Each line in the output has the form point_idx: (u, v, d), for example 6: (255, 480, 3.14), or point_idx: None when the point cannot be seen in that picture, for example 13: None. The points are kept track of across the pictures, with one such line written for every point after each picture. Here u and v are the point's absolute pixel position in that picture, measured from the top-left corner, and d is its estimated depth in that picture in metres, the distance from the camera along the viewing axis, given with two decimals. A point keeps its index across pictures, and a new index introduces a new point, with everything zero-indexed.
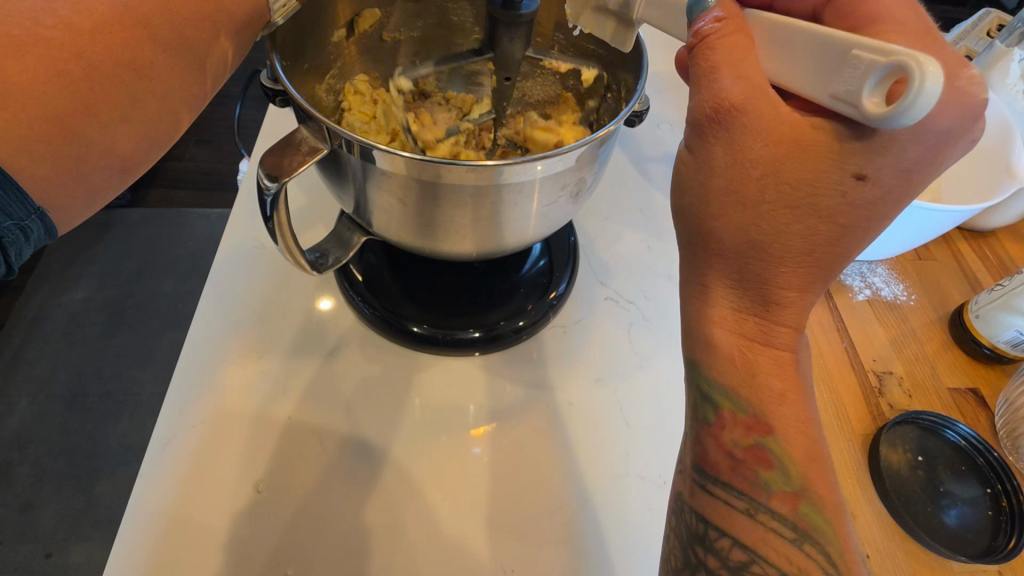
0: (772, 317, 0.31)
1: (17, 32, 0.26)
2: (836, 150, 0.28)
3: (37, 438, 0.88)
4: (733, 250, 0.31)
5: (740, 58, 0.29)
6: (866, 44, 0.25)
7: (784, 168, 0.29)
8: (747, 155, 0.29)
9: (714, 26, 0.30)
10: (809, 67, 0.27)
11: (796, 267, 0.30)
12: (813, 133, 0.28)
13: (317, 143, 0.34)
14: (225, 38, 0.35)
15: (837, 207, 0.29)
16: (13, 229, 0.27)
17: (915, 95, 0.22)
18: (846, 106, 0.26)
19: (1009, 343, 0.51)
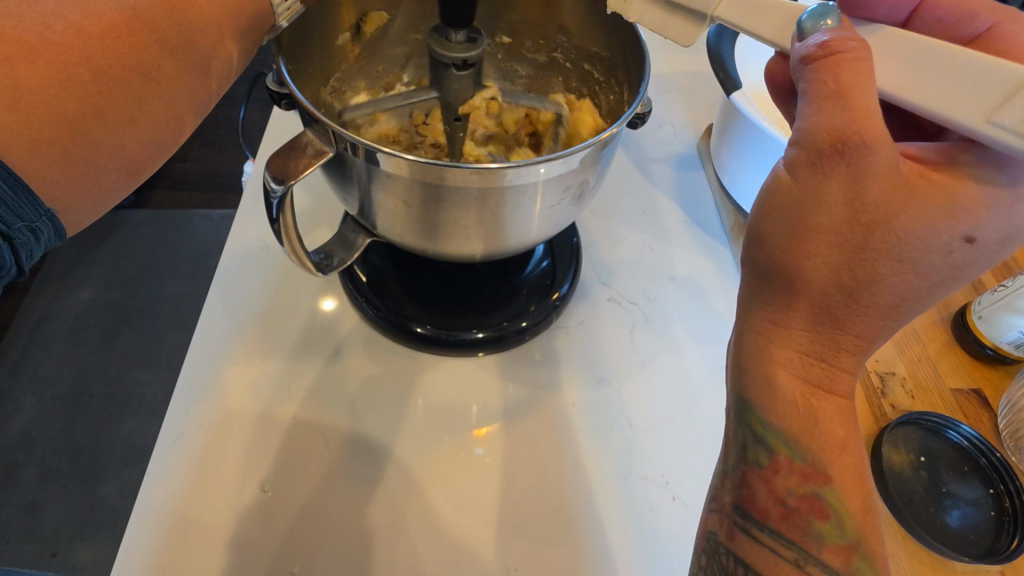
0: (842, 365, 0.31)
1: (26, 36, 0.27)
2: (951, 208, 0.28)
3: (42, 438, 0.89)
4: (819, 294, 0.30)
5: (865, 86, 0.27)
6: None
7: (897, 217, 0.28)
8: (862, 197, 0.28)
9: (845, 44, 0.27)
10: (968, 93, 0.27)
11: (875, 318, 0.30)
12: (929, 185, 0.28)
13: (322, 146, 0.35)
14: (231, 41, 0.35)
15: (933, 264, 0.29)
16: (24, 230, 0.27)
17: None
18: (1003, 135, 0.26)
19: (1011, 343, 0.51)
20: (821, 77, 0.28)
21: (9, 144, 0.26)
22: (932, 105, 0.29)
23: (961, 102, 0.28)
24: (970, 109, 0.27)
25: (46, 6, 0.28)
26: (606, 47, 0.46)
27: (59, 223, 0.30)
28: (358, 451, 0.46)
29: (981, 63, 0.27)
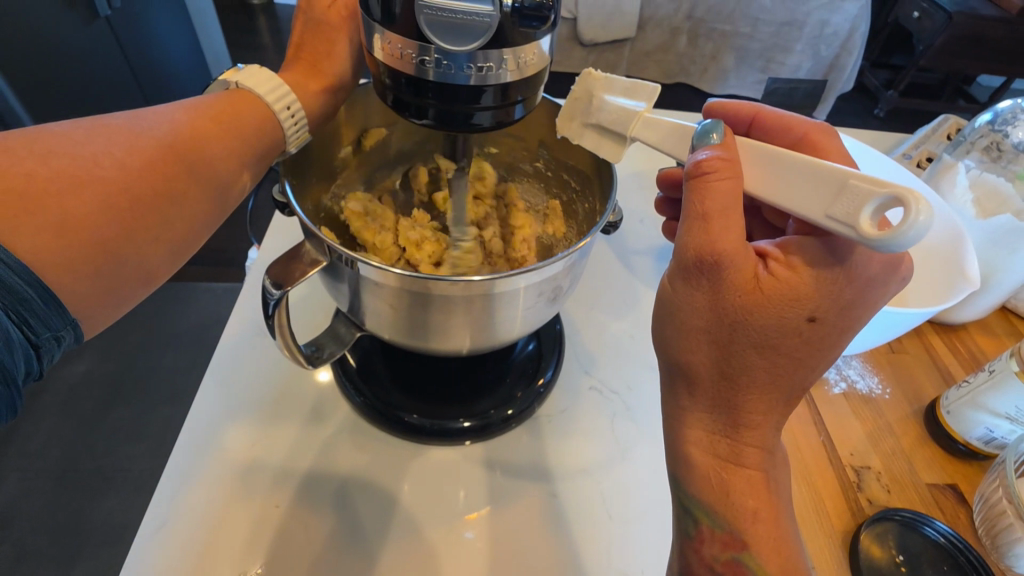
0: (741, 438, 0.35)
1: (78, 171, 0.31)
2: (793, 299, 0.33)
3: (21, 516, 0.88)
4: (710, 383, 0.35)
5: (729, 205, 0.33)
6: (866, 178, 0.29)
7: (751, 315, 0.33)
8: (722, 302, 0.33)
9: (714, 166, 0.33)
10: (811, 192, 0.31)
11: (761, 396, 0.35)
12: (772, 284, 0.33)
13: (317, 255, 0.38)
14: (252, 167, 0.40)
15: (793, 345, 0.34)
16: (49, 338, 0.30)
17: (912, 225, 0.26)
18: (840, 226, 0.29)
19: (981, 440, 0.52)
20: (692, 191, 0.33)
21: (47, 265, 0.29)
22: (787, 201, 0.32)
23: (799, 197, 0.32)
24: (814, 203, 0.31)
25: (98, 146, 0.33)
26: (582, 162, 0.51)
27: (79, 329, 0.33)
28: (341, 541, 0.46)
29: (806, 166, 0.32)
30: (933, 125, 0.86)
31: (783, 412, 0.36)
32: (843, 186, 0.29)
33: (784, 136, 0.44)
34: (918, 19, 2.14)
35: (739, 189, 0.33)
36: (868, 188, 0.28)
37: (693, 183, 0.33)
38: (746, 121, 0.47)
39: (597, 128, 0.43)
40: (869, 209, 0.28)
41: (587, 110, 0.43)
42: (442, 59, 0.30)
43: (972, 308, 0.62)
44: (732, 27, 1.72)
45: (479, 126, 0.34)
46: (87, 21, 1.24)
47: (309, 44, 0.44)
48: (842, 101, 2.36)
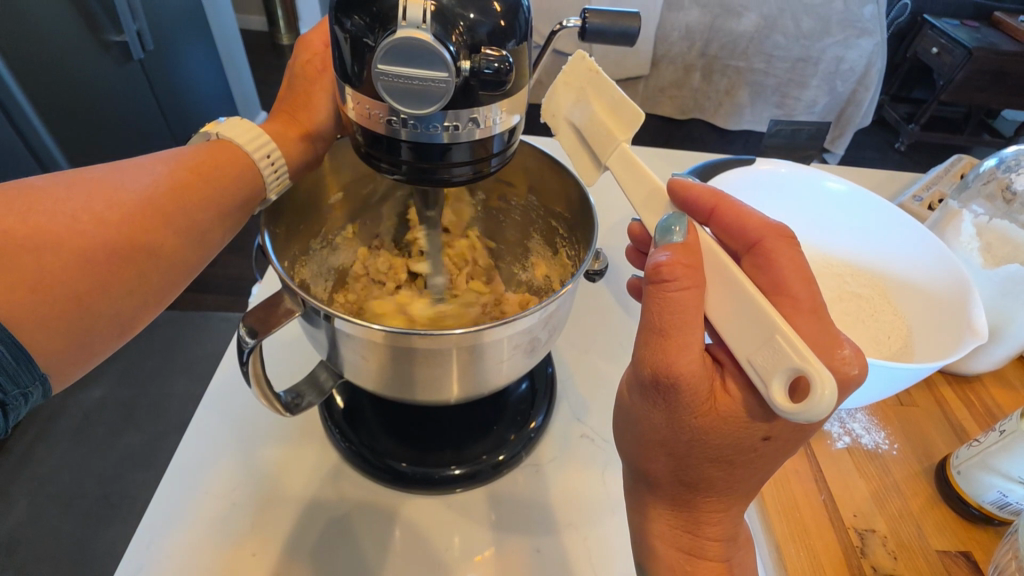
0: (701, 533, 0.37)
1: (56, 229, 0.32)
2: (750, 424, 0.33)
3: (25, 542, 0.94)
4: (672, 483, 0.37)
5: (687, 322, 0.32)
6: (789, 339, 0.29)
7: (706, 437, 0.34)
8: (683, 423, 0.34)
9: (672, 277, 0.32)
10: (745, 328, 0.31)
11: (717, 497, 0.37)
12: (727, 405, 0.33)
13: (294, 306, 0.38)
14: (232, 217, 0.40)
15: (747, 458, 0.34)
16: (18, 396, 0.31)
17: (814, 406, 0.27)
18: (758, 376, 0.30)
19: (995, 504, 0.49)
20: (652, 304, 0.33)
21: (20, 321, 0.30)
22: (725, 329, 0.32)
23: (737, 333, 0.32)
24: (745, 341, 0.31)
25: (78, 201, 0.34)
26: (571, 208, 0.50)
27: (50, 384, 0.33)
28: None
29: (749, 298, 0.31)
30: (947, 166, 0.84)
31: (738, 509, 0.38)
32: (768, 339, 0.30)
33: (738, 237, 0.36)
34: (937, 54, 2.13)
35: (698, 302, 0.32)
36: (786, 354, 0.29)
37: (652, 290, 0.33)
38: (701, 215, 0.37)
39: (575, 133, 0.44)
40: (783, 377, 0.29)
41: (575, 109, 0.43)
42: (410, 120, 0.30)
43: (984, 360, 0.59)
44: (746, 63, 1.73)
45: (456, 180, 0.34)
46: (120, 62, 1.31)
47: (289, 99, 0.46)
48: (860, 135, 2.34)
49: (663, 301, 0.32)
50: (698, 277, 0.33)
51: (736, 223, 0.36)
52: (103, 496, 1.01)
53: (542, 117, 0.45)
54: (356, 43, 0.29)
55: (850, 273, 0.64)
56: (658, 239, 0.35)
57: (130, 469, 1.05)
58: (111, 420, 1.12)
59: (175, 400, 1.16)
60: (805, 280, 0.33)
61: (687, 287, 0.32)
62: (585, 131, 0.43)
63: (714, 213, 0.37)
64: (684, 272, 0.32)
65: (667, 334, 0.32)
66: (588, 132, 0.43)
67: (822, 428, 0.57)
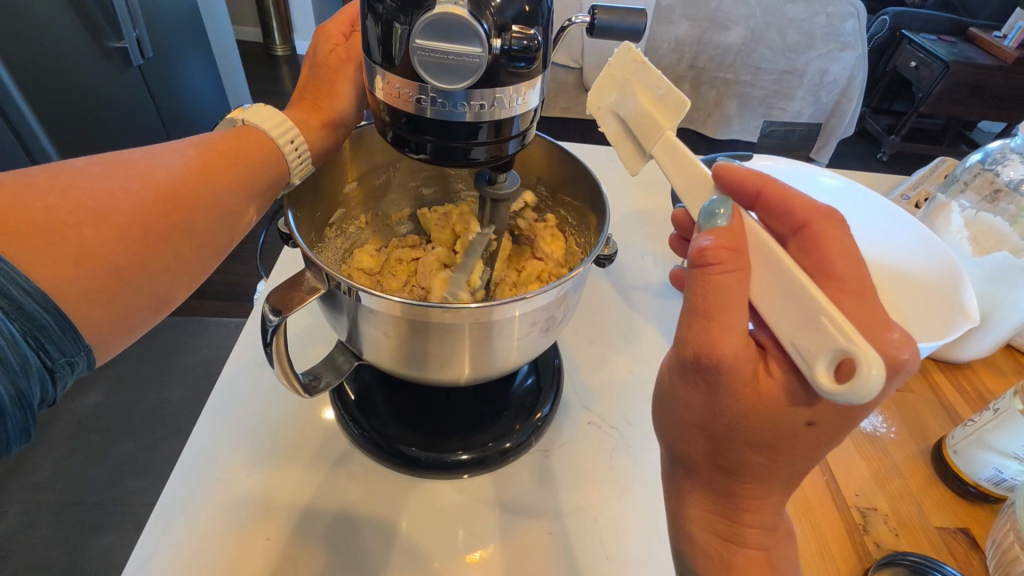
0: (740, 520, 0.37)
1: (96, 205, 0.33)
2: (792, 407, 0.32)
3: (18, 551, 0.93)
4: (711, 468, 0.37)
5: (730, 305, 0.31)
6: (836, 321, 0.29)
7: (747, 419, 0.33)
8: (721, 405, 0.33)
9: (715, 260, 0.32)
10: (790, 312, 0.31)
11: (759, 484, 0.36)
12: (770, 387, 0.32)
13: (317, 283, 0.39)
14: (257, 202, 0.42)
15: (789, 444, 0.33)
16: (64, 363, 0.31)
17: (859, 386, 0.27)
18: (803, 359, 0.30)
19: (991, 481, 0.50)
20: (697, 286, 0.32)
21: (68, 293, 0.31)
22: (769, 312, 0.32)
23: (781, 316, 0.31)
24: (788, 323, 0.31)
25: (114, 180, 0.35)
26: (580, 198, 0.53)
27: (92, 355, 0.34)
28: None
29: (795, 280, 0.31)
30: (931, 167, 0.87)
31: (780, 499, 0.37)
32: (813, 321, 0.29)
33: (785, 220, 0.36)
34: (916, 67, 2.20)
35: (742, 286, 0.32)
36: (832, 336, 0.28)
37: (695, 273, 0.32)
38: (748, 199, 0.37)
39: (622, 126, 0.43)
40: (828, 359, 0.29)
41: (621, 100, 0.42)
42: (438, 98, 0.32)
43: (974, 347, 0.61)
44: (734, 75, 1.77)
45: (476, 161, 0.36)
46: (120, 69, 1.31)
47: (311, 89, 0.47)
48: (844, 145, 2.40)
49: (708, 284, 0.32)
50: (742, 259, 0.32)
51: (783, 206, 0.36)
52: (97, 503, 1.00)
53: (587, 108, 0.43)
54: (387, 26, 0.31)
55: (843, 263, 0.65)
56: (701, 223, 0.34)
57: (125, 476, 1.04)
58: (106, 426, 1.10)
59: (171, 405, 1.15)
60: (853, 263, 0.33)
61: (732, 270, 0.32)
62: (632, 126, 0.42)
63: (759, 197, 0.37)
64: (728, 254, 0.32)
65: (714, 318, 0.32)
66: (633, 124, 0.42)
67: None
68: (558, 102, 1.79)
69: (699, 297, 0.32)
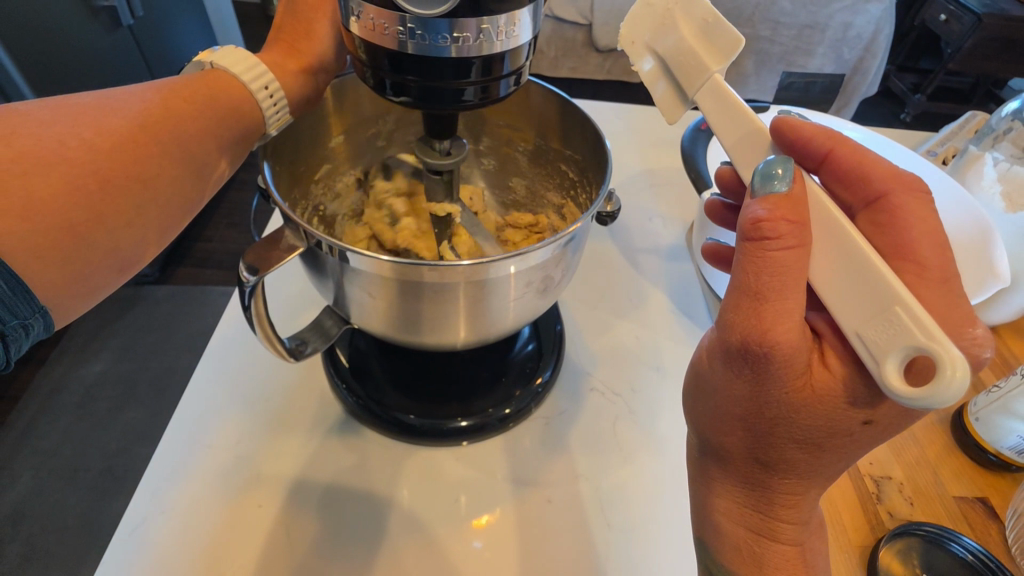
0: (775, 515, 0.34)
1: (44, 153, 0.31)
2: (849, 403, 0.29)
3: (32, 515, 0.95)
4: (744, 462, 0.34)
5: (789, 288, 0.29)
6: (914, 313, 0.26)
7: (796, 415, 0.30)
8: (768, 396, 0.31)
9: (775, 236, 0.29)
10: (857, 299, 0.28)
11: (798, 480, 0.33)
12: (825, 380, 0.29)
13: (295, 241, 0.37)
14: (225, 152, 0.39)
15: (840, 443, 0.31)
16: (16, 327, 0.30)
17: (936, 391, 0.24)
18: (867, 353, 0.27)
19: (1014, 450, 0.48)
20: (752, 266, 0.29)
21: (15, 249, 0.29)
22: (831, 297, 0.29)
23: (848, 305, 0.29)
24: (852, 312, 0.28)
25: (64, 127, 0.33)
26: (579, 148, 0.50)
27: (51, 318, 0.32)
28: (328, 545, 0.44)
29: (866, 263, 0.28)
30: (962, 121, 0.81)
31: (818, 493, 0.34)
32: (886, 311, 0.27)
33: (854, 190, 0.33)
34: (946, 21, 2.08)
35: (804, 267, 0.29)
36: (906, 329, 0.26)
37: (750, 249, 0.30)
38: (813, 161, 0.34)
39: (659, 64, 0.38)
40: (899, 357, 0.26)
41: (661, 36, 0.37)
42: (417, 29, 0.29)
43: (1001, 311, 0.58)
44: (751, 30, 1.67)
45: (467, 103, 0.32)
46: (109, 30, 1.27)
47: (288, 28, 0.45)
48: (866, 105, 2.29)
49: (768, 264, 0.29)
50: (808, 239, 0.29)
51: (854, 171, 0.33)
52: (108, 469, 1.01)
53: (618, 43, 0.38)
54: None
55: None
56: (756, 185, 0.31)
57: (134, 443, 1.05)
58: (112, 394, 1.11)
59: (177, 374, 1.15)
60: (936, 243, 0.30)
61: (795, 248, 0.29)
62: (674, 66, 0.37)
63: (826, 159, 0.34)
64: (790, 230, 0.29)
65: (774, 301, 0.29)
66: (672, 63, 0.37)
67: None
68: (566, 61, 1.71)
69: (756, 277, 0.29)
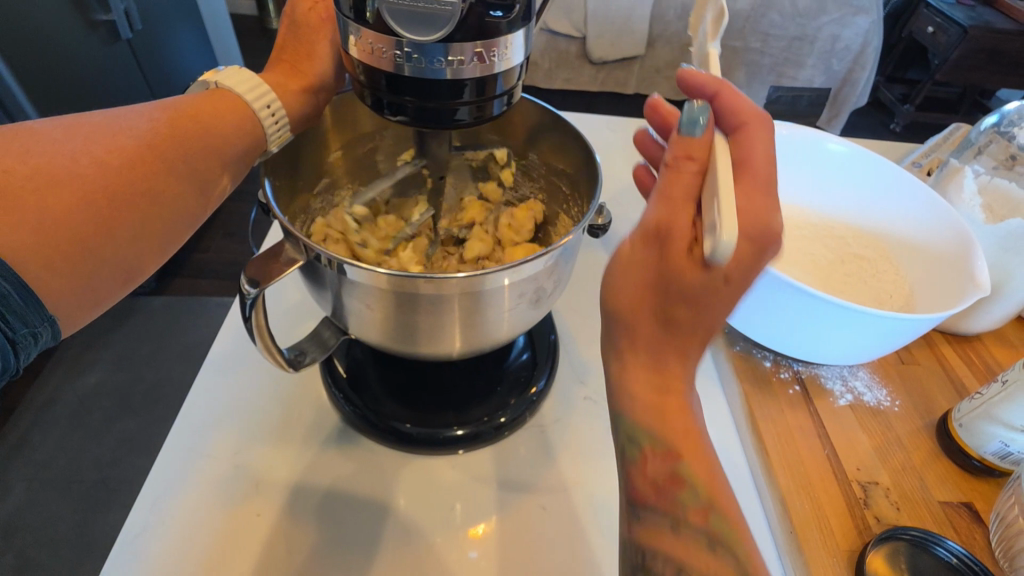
0: (677, 457, 0.33)
1: (56, 170, 0.32)
2: (673, 290, 0.30)
3: (25, 527, 0.94)
4: (644, 405, 0.33)
5: (674, 188, 0.31)
6: (727, 204, 0.29)
7: (653, 300, 0.31)
8: (634, 279, 0.31)
9: (680, 153, 0.32)
10: (711, 197, 0.30)
11: (678, 409, 0.33)
12: (679, 267, 0.30)
13: (295, 255, 0.38)
14: (229, 168, 0.40)
15: (685, 331, 0.31)
16: (26, 335, 0.30)
17: (713, 249, 0.28)
18: (711, 238, 0.29)
19: (997, 454, 0.49)
20: (615, 276, 0.32)
21: (25, 261, 0.30)
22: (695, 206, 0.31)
23: (705, 300, 0.30)
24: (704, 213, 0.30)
25: (76, 146, 0.34)
26: (572, 163, 0.51)
27: (59, 328, 0.33)
28: (325, 553, 0.45)
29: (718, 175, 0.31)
30: (945, 133, 0.83)
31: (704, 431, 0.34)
32: (715, 200, 0.29)
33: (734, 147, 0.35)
34: (933, 33, 2.12)
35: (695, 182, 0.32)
36: (726, 206, 0.29)
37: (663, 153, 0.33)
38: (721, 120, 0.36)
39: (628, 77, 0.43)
40: (720, 235, 0.28)
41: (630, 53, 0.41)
42: (414, 53, 0.30)
43: (983, 318, 0.59)
44: (742, 42, 1.70)
45: (461, 122, 0.34)
46: (108, 43, 1.28)
47: (289, 50, 0.46)
48: (856, 115, 2.32)
49: (624, 272, 0.32)
50: (675, 237, 0.30)
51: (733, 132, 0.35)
52: (102, 480, 1.01)
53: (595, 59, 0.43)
54: None
55: (852, 236, 0.65)
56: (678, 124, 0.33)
57: (128, 454, 1.05)
58: (107, 405, 1.11)
59: (172, 384, 1.15)
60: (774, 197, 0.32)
61: (653, 251, 0.31)
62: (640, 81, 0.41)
63: (714, 100, 0.36)
64: (693, 167, 0.32)
65: (631, 304, 0.32)
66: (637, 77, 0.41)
67: (823, 385, 0.57)
68: (560, 72, 1.74)
69: (622, 283, 0.32)
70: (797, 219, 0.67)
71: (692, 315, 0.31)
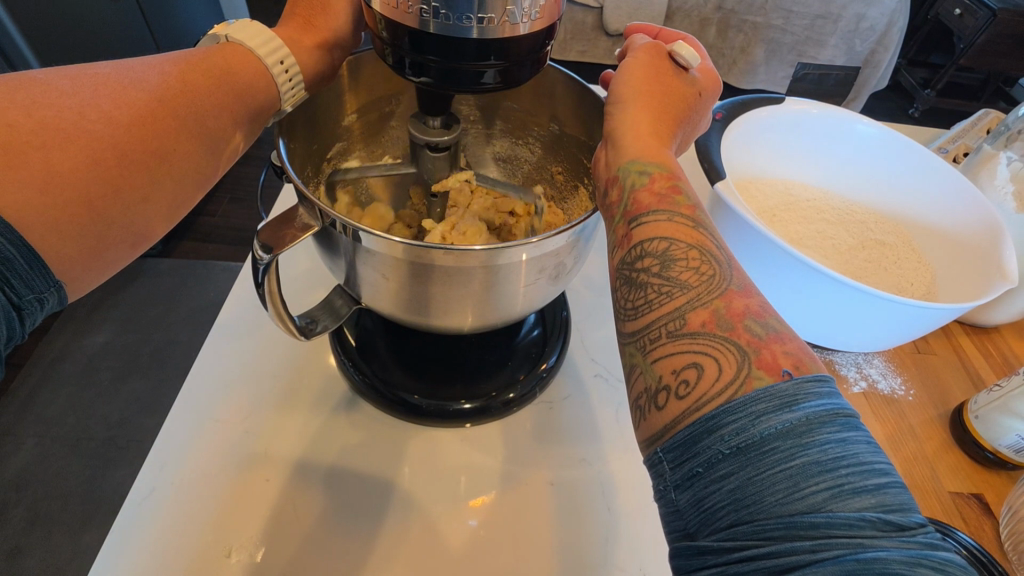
0: (675, 336, 0.29)
1: (64, 125, 0.31)
2: (651, 155, 0.36)
3: (35, 481, 0.96)
4: (650, 320, 0.30)
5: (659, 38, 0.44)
6: None
7: (645, 157, 0.35)
8: (625, 148, 0.36)
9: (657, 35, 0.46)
10: None
11: (677, 299, 0.30)
12: (649, 125, 0.37)
13: (310, 220, 0.37)
14: (239, 128, 0.39)
15: (662, 220, 0.33)
16: (32, 301, 0.29)
17: (687, 55, 0.40)
18: None
19: (1011, 448, 0.48)
20: (622, 231, 0.34)
21: (31, 221, 0.29)
22: None
23: (705, 255, 0.31)
24: None
25: (85, 98, 0.33)
26: (592, 135, 0.50)
27: (63, 292, 0.32)
28: (331, 521, 0.45)
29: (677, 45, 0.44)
30: (974, 118, 0.80)
31: (709, 303, 0.29)
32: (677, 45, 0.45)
33: None
34: (960, 15, 2.05)
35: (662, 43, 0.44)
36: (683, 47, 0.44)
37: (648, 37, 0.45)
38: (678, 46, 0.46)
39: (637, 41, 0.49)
40: None
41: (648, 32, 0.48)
42: (441, 8, 0.28)
43: (1004, 311, 0.58)
44: (765, 18, 1.64)
45: (485, 86, 0.32)
46: None
47: (303, 2, 0.44)
48: (876, 98, 2.26)
49: (634, 228, 0.33)
50: (682, 201, 0.34)
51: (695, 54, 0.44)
52: (110, 438, 1.02)
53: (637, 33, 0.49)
54: None
55: (874, 221, 0.64)
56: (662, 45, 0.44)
57: (136, 414, 1.06)
58: (114, 365, 1.12)
59: (178, 347, 1.16)
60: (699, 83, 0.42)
61: (665, 207, 0.33)
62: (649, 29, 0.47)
63: (658, 36, 0.47)
64: (665, 101, 0.39)
65: (636, 260, 0.32)
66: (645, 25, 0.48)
67: (838, 372, 0.56)
68: (575, 44, 1.69)
69: (621, 239, 0.34)
70: (818, 200, 0.65)
71: (693, 270, 0.31)
